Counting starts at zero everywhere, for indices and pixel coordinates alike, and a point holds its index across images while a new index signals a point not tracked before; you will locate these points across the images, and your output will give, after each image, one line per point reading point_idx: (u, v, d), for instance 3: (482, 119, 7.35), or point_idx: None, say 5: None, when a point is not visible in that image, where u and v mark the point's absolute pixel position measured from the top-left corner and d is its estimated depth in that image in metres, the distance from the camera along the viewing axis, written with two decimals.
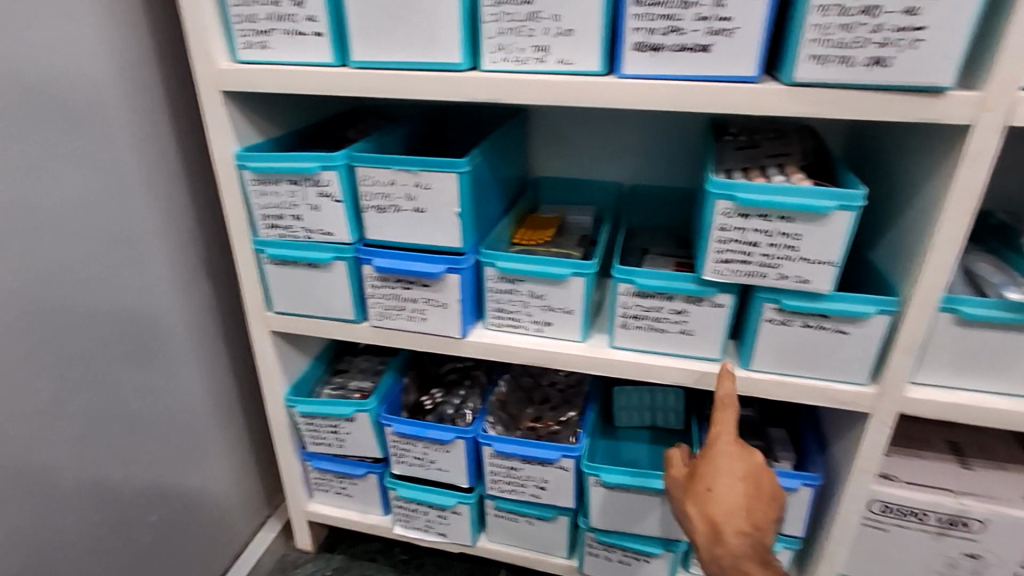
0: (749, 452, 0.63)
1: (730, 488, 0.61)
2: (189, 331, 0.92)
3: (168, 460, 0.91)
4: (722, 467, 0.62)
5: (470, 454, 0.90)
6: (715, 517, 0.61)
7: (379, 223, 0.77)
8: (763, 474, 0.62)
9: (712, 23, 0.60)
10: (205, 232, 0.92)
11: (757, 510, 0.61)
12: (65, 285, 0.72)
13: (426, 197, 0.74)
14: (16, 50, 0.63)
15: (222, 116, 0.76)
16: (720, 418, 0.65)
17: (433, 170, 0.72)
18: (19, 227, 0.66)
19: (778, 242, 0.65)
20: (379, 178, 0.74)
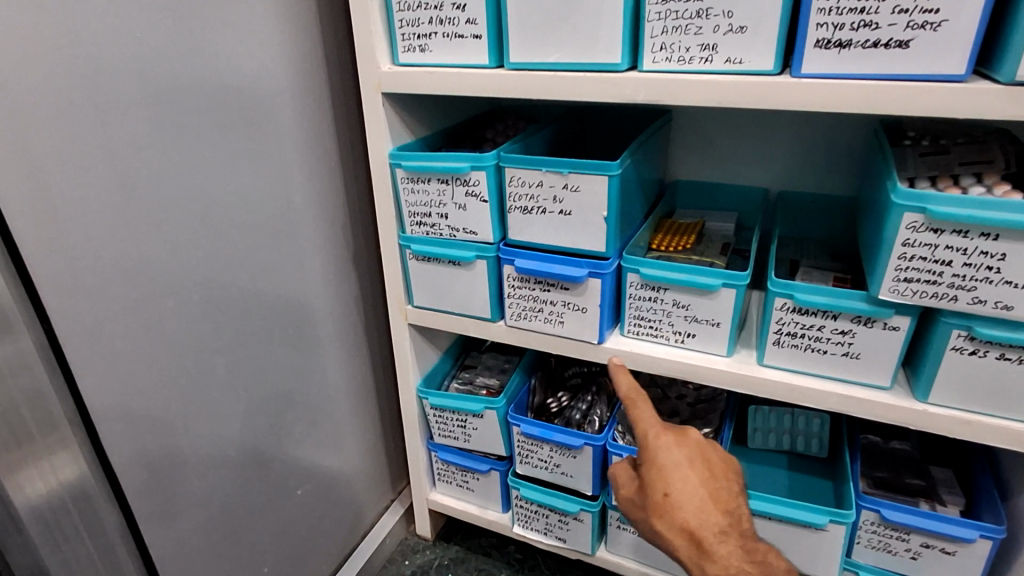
0: (681, 437, 0.64)
1: (685, 484, 0.61)
2: (335, 319, 0.97)
3: (312, 439, 0.97)
4: (671, 466, 0.62)
5: (597, 462, 0.89)
6: (686, 521, 0.60)
7: (524, 224, 0.77)
8: (704, 453, 0.64)
9: (914, 15, 0.54)
10: (354, 227, 0.97)
11: (721, 497, 0.62)
12: (239, 271, 0.79)
13: (573, 199, 0.73)
14: (212, 55, 0.70)
15: (380, 116, 0.79)
16: (637, 414, 0.65)
17: (583, 173, 0.71)
18: (207, 216, 0.73)
19: (976, 261, 0.58)
20: (527, 179, 0.74)
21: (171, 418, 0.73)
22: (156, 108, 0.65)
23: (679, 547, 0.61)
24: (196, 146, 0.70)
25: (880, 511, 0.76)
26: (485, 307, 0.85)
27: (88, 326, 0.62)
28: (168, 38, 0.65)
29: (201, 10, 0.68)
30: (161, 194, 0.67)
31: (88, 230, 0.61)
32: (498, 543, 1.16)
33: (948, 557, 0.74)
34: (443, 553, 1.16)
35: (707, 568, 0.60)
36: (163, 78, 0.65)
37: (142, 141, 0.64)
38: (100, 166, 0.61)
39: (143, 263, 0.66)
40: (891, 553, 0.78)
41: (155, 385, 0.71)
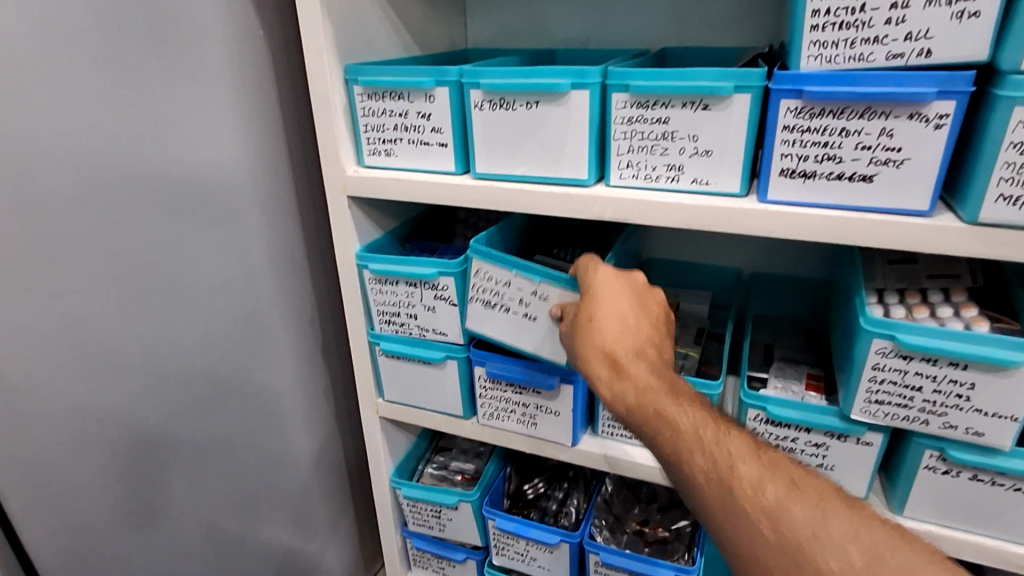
0: (625, 275, 0.62)
1: (612, 313, 0.59)
2: (303, 409, 0.95)
3: (276, 532, 0.95)
4: (601, 283, 0.60)
5: (575, 558, 0.87)
6: (604, 335, 0.58)
7: (485, 317, 0.74)
8: (643, 293, 0.61)
9: (876, 151, 0.53)
10: (323, 313, 0.95)
11: (644, 331, 0.58)
12: (195, 376, 0.77)
13: (543, 307, 0.70)
14: (165, 166, 0.68)
15: (345, 218, 0.77)
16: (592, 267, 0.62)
17: (553, 282, 0.68)
18: (159, 327, 0.71)
19: (945, 388, 0.57)
20: (495, 277, 0.71)
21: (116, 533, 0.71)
22: (101, 227, 0.63)
23: (591, 359, 0.58)
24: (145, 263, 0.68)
25: None
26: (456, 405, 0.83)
27: (21, 449, 0.61)
28: (116, 156, 0.63)
29: (153, 126, 0.66)
30: (106, 313, 0.65)
31: (22, 360, 0.59)
32: None
33: None
34: None
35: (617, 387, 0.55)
36: (110, 198, 0.63)
37: (87, 263, 0.62)
38: (38, 294, 0.59)
39: (86, 383, 0.65)
40: None
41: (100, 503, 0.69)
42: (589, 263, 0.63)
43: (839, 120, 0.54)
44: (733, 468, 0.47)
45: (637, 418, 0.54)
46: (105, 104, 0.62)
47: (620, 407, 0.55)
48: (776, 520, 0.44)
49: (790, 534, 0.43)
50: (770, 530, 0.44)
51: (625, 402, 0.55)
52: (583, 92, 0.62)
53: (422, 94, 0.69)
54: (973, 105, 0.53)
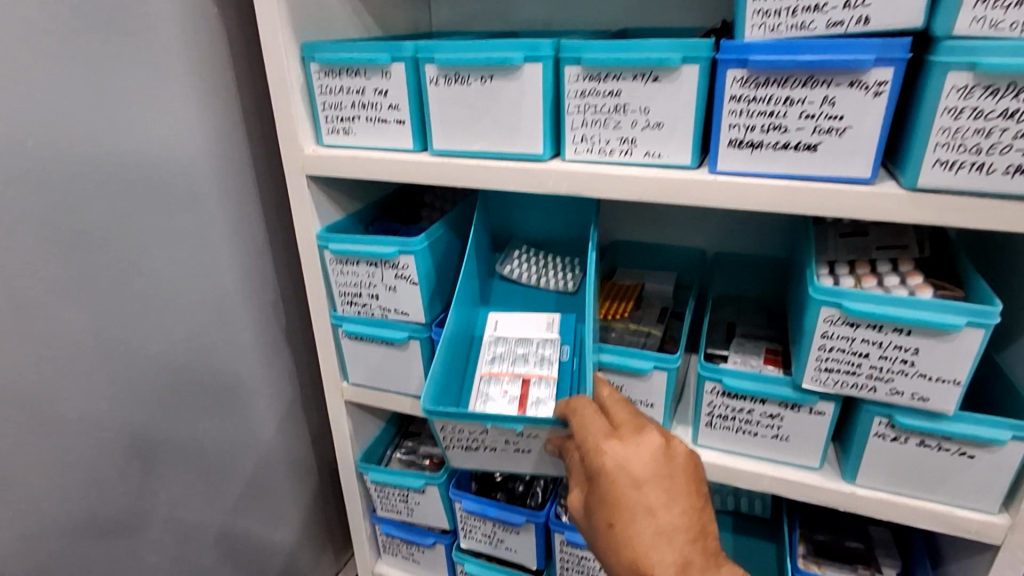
0: (640, 452, 0.54)
1: (641, 516, 0.52)
2: (268, 394, 0.94)
3: (242, 521, 0.93)
4: (620, 488, 0.53)
5: (541, 539, 0.87)
6: (637, 565, 0.51)
7: (465, 457, 0.71)
8: (665, 462, 0.54)
9: (820, 120, 0.54)
10: (287, 297, 0.94)
11: (678, 523, 0.52)
12: (156, 361, 0.75)
13: (529, 443, 0.68)
14: (122, 143, 0.67)
15: (305, 197, 0.77)
16: (603, 446, 0.55)
17: (537, 426, 0.63)
18: (118, 309, 0.70)
19: (891, 354, 0.58)
20: (467, 428, 0.67)
21: (76, 522, 0.70)
22: (53, 204, 0.62)
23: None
24: (102, 241, 0.67)
25: None
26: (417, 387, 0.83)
27: None
28: (69, 130, 0.62)
29: (107, 102, 0.65)
30: (61, 293, 0.64)
31: None
32: None
33: None
34: None
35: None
36: (63, 174, 0.62)
37: (40, 242, 0.61)
38: None
39: (41, 364, 0.63)
40: None
41: (56, 489, 0.67)
42: (598, 445, 0.56)
43: (783, 89, 0.54)
44: None
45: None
46: (56, 77, 0.60)
47: None
48: None
49: None
50: None
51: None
52: (536, 65, 0.62)
53: (378, 71, 0.69)
54: (912, 74, 0.54)
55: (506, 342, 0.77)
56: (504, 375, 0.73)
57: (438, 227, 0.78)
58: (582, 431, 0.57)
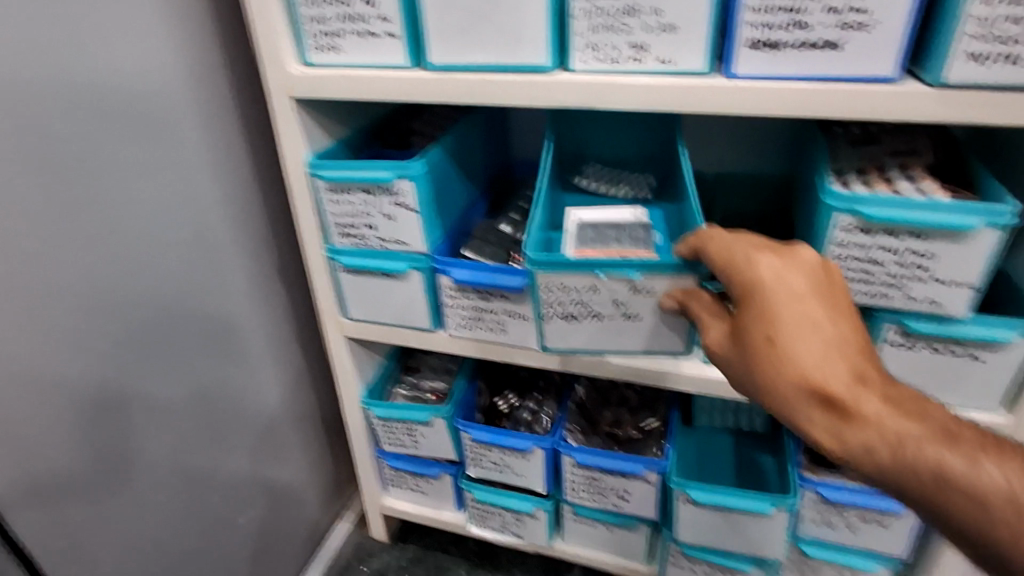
0: (798, 266, 0.47)
1: (806, 324, 0.44)
2: (263, 334, 0.91)
3: (245, 460, 0.92)
4: (778, 300, 0.46)
5: (550, 463, 0.88)
6: (806, 376, 0.43)
7: (566, 331, 0.72)
8: (825, 280, 0.47)
9: (844, 15, 0.52)
10: (275, 234, 0.90)
11: (849, 338, 0.44)
12: (147, 303, 0.72)
13: (640, 303, 0.67)
14: (89, 65, 0.61)
15: (292, 122, 0.72)
16: (753, 260, 0.49)
17: (657, 274, 0.64)
18: (101, 248, 0.65)
19: (906, 261, 0.58)
20: (572, 284, 0.67)
21: (79, 468, 0.67)
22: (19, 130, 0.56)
23: (799, 410, 0.43)
24: (76, 171, 0.62)
25: (819, 490, 0.78)
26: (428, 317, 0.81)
27: None
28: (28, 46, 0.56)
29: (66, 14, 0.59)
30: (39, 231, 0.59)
31: None
32: (456, 537, 1.14)
33: (882, 528, 0.78)
34: (399, 554, 1.12)
35: (849, 440, 0.41)
36: (23, 95, 0.56)
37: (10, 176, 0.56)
38: None
39: (24, 306, 0.59)
40: (832, 527, 0.80)
41: (54, 433, 0.64)
42: (747, 261, 0.49)
43: None
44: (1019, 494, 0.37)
45: (891, 476, 0.40)
46: None
47: (841, 430, 0.41)
48: None
49: None
50: None
51: (866, 456, 0.40)
52: None
53: None
54: None
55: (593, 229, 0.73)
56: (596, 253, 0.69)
57: (432, 151, 0.74)
58: (725, 255, 0.52)
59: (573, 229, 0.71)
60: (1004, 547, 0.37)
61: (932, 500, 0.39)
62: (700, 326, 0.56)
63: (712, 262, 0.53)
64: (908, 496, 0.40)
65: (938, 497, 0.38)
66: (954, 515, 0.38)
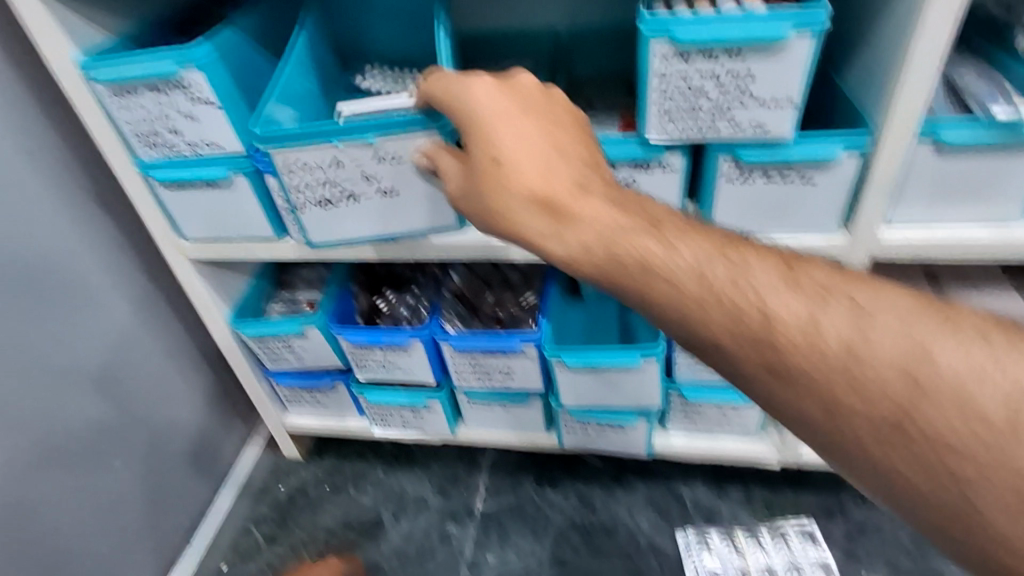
0: (514, 89, 0.46)
1: (518, 134, 0.43)
2: (101, 268, 0.82)
3: (118, 409, 0.86)
4: (492, 117, 0.44)
5: (432, 354, 0.86)
6: (527, 181, 0.41)
7: (186, 202, 0.74)
8: (543, 100, 0.46)
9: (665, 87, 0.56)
10: (82, 157, 0.78)
11: (579, 151, 0.43)
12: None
13: (201, 136, 0.67)
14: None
15: (41, 15, 0.61)
16: (474, 82, 0.46)
17: (237, 167, 0.69)
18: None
19: (729, 84, 0.55)
20: (155, 138, 0.68)
21: None
22: None
23: (519, 218, 0.41)
24: None
25: None
26: (318, 229, 0.64)
27: None
28: None
29: None
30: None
31: None
32: (372, 443, 1.13)
33: None
34: (317, 468, 1.11)
35: (563, 234, 0.40)
36: None
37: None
38: None
39: None
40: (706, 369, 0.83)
41: None
42: (462, 93, 0.46)
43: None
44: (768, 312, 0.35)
45: (602, 268, 0.38)
46: None
47: (574, 259, 0.40)
48: (859, 370, 0.33)
49: (891, 394, 0.32)
50: (848, 377, 0.33)
51: (582, 252, 0.39)
52: None
53: None
54: None
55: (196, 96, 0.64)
56: (179, 140, 0.68)
57: (302, 27, 0.68)
58: (442, 88, 0.48)
59: (190, 96, 0.64)
60: (744, 374, 0.36)
61: (652, 290, 0.37)
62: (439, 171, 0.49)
63: (429, 94, 0.50)
64: (619, 288, 0.38)
65: (646, 279, 0.37)
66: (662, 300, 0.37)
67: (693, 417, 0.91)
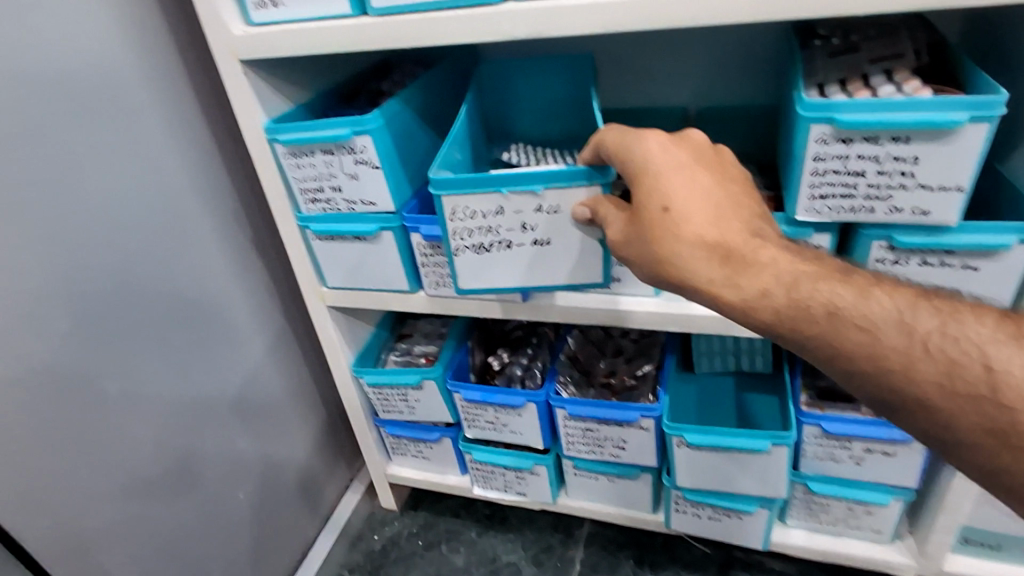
0: (682, 144, 0.48)
1: (689, 186, 0.46)
2: (250, 307, 0.89)
3: (246, 441, 0.90)
4: (667, 171, 0.46)
5: (545, 417, 0.86)
6: (700, 230, 0.44)
7: (335, 253, 0.80)
8: (710, 156, 0.49)
9: (818, 179, 0.57)
10: (248, 208, 0.87)
11: (742, 204, 0.47)
12: (103, 283, 0.68)
13: (359, 192, 0.73)
14: (37, 40, 0.60)
15: (245, 85, 0.70)
16: (647, 135, 0.48)
17: (387, 224, 0.74)
18: (51, 198, 0.63)
19: (889, 169, 0.54)
20: (319, 194, 0.75)
21: (77, 463, 0.66)
22: None
23: (695, 268, 0.44)
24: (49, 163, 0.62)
25: (821, 424, 0.75)
26: (468, 276, 0.66)
27: None
28: None
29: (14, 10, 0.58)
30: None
31: None
32: (466, 502, 1.13)
33: (890, 459, 0.75)
34: (411, 521, 1.12)
35: (741, 283, 0.43)
36: None
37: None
38: None
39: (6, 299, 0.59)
40: (836, 461, 0.78)
41: (54, 427, 0.64)
42: (632, 147, 0.49)
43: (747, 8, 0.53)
44: (991, 374, 0.36)
45: (785, 318, 0.42)
46: None
47: (749, 302, 0.43)
48: None
49: None
50: None
51: (759, 297, 0.43)
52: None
53: None
54: None
55: (363, 159, 0.70)
56: (339, 197, 0.74)
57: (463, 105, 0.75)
58: (616, 141, 0.50)
59: (358, 158, 0.70)
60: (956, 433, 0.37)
61: (836, 342, 0.40)
62: (606, 224, 0.53)
63: (601, 148, 0.53)
64: (794, 337, 0.42)
65: (830, 330, 0.41)
66: (849, 352, 0.40)
67: (815, 512, 0.85)
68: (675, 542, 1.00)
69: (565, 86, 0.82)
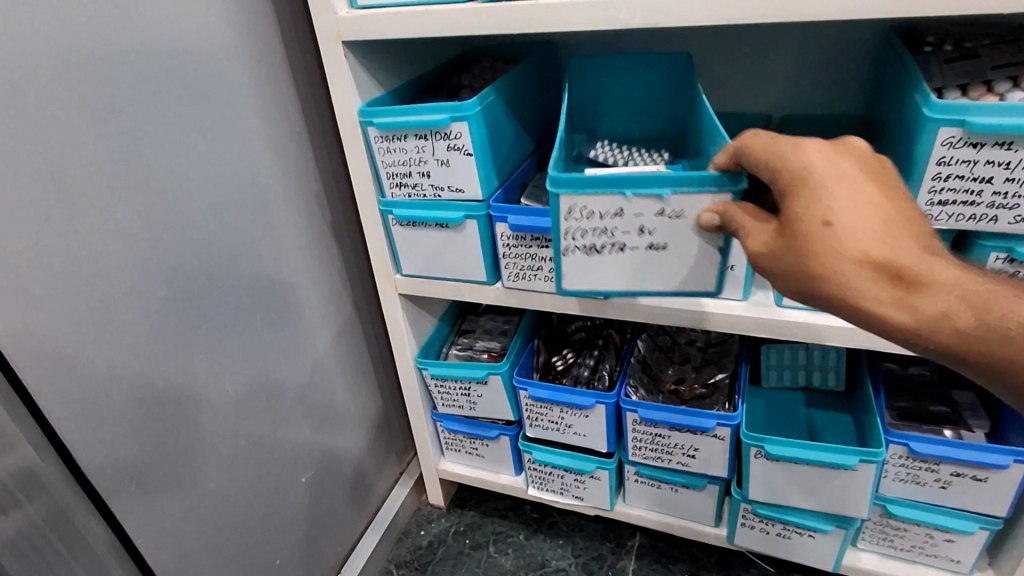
0: (844, 154, 0.46)
1: (854, 198, 0.43)
2: (322, 292, 0.89)
3: (310, 426, 0.90)
4: (829, 181, 0.44)
5: (612, 420, 0.84)
6: (866, 244, 0.41)
7: (416, 241, 0.80)
8: (875, 165, 0.46)
9: (940, 184, 0.55)
10: (327, 193, 0.88)
11: (916, 219, 0.42)
12: (196, 254, 0.69)
13: (449, 179, 0.73)
14: (158, 12, 0.61)
15: (344, 68, 0.71)
16: (805, 146, 0.47)
17: (472, 213, 0.74)
18: (156, 166, 0.63)
19: (1019, 177, 0.52)
20: (406, 179, 0.75)
21: (160, 432, 0.67)
22: (97, 76, 0.57)
23: (862, 285, 0.41)
24: (158, 131, 0.63)
25: (909, 445, 0.72)
26: (574, 276, 0.69)
27: (73, 336, 0.57)
28: (102, 18, 0.57)
29: None
30: (90, 155, 0.57)
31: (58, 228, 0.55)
32: (514, 504, 1.12)
33: (980, 485, 0.72)
34: (458, 520, 1.11)
35: (918, 304, 0.39)
36: (97, 52, 0.56)
37: (49, 76, 0.53)
38: (61, 157, 0.55)
39: (110, 262, 0.60)
40: (920, 484, 0.75)
41: (143, 394, 0.64)
42: (789, 158, 0.47)
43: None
44: None
45: (970, 342, 0.38)
46: None
47: (922, 323, 0.39)
48: None
49: None
50: None
51: (940, 319, 0.39)
52: None
53: None
54: None
55: (458, 146, 0.70)
56: (427, 182, 0.74)
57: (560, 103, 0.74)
58: (768, 153, 0.49)
59: (452, 144, 0.70)
60: None
61: None
62: (741, 233, 0.52)
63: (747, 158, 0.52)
64: (980, 363, 0.39)
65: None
66: None
67: (889, 537, 0.82)
68: (731, 559, 0.98)
69: (653, 88, 0.81)
